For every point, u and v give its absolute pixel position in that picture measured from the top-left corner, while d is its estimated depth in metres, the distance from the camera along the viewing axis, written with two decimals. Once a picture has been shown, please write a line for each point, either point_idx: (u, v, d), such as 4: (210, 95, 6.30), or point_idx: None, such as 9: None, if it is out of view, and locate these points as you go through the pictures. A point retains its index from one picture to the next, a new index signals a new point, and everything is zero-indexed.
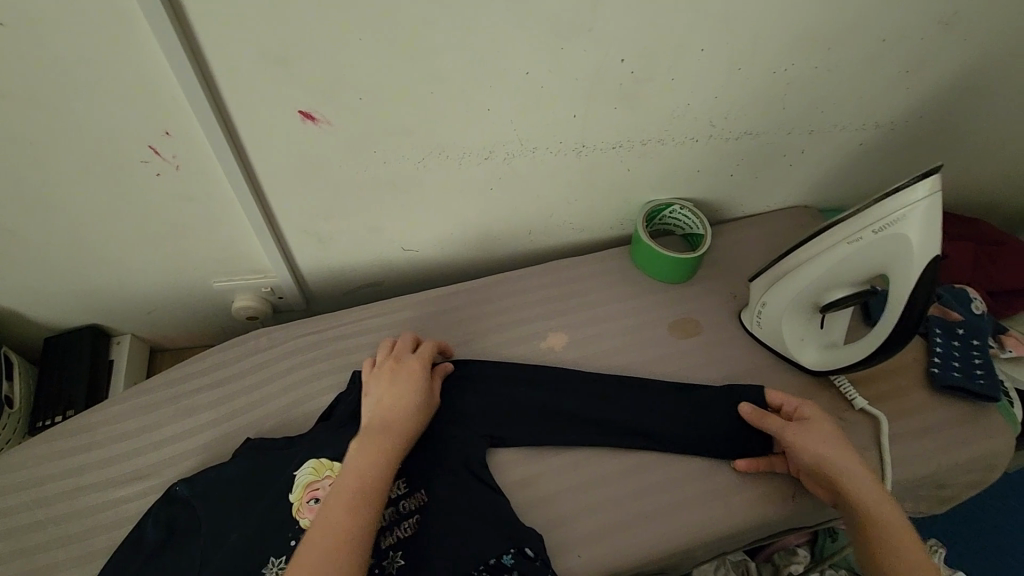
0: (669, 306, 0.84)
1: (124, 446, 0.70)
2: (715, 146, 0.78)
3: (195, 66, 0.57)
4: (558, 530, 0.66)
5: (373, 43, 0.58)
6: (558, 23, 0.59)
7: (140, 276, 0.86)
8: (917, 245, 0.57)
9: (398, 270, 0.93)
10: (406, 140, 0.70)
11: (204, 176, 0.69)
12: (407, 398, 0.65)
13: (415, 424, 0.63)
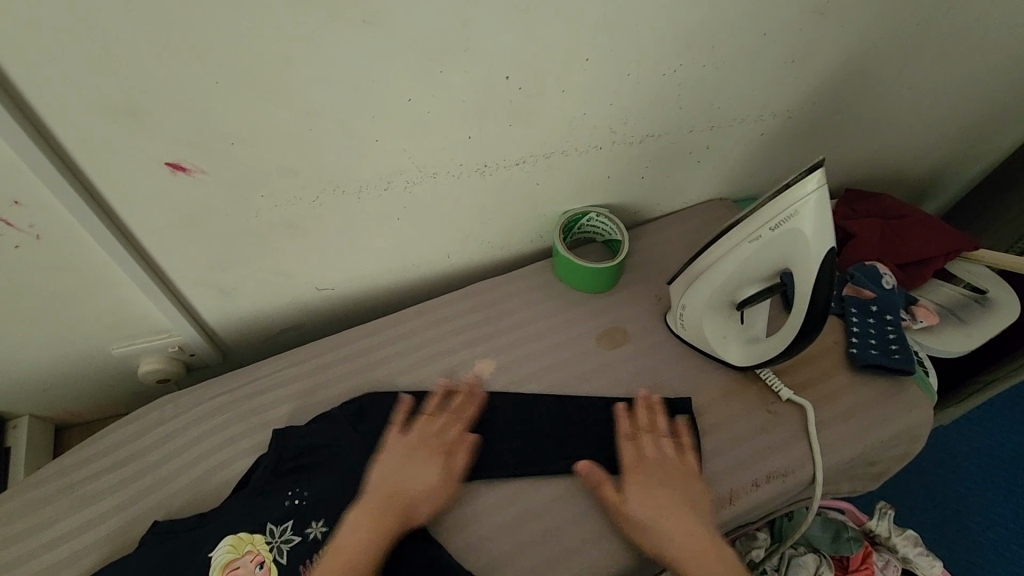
0: (596, 317, 0.82)
1: (15, 548, 0.63)
2: (621, 151, 0.78)
3: (29, 128, 0.51)
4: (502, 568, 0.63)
5: (235, 85, 0.54)
6: (429, 46, 0.56)
7: (25, 353, 0.78)
8: (811, 239, 0.57)
9: (318, 310, 0.89)
10: (294, 180, 0.66)
11: (72, 242, 0.63)
12: (431, 467, 0.66)
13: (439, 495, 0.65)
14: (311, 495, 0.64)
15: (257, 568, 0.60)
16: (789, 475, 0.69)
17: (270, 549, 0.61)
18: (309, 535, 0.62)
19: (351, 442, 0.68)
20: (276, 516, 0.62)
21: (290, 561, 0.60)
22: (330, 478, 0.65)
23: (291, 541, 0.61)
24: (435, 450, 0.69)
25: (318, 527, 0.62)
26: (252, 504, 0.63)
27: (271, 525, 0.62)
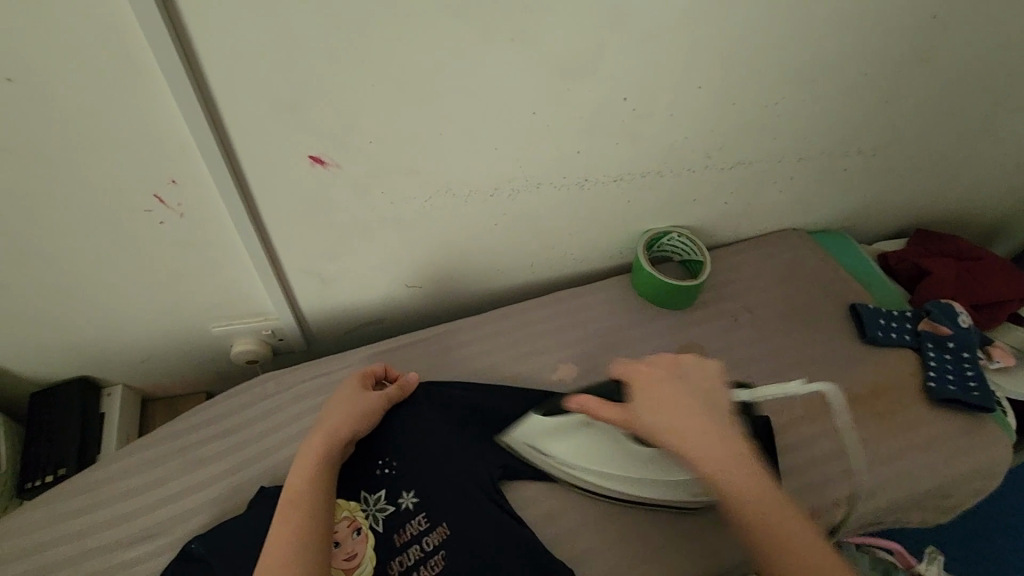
0: (674, 332, 0.85)
1: (130, 503, 0.67)
2: (711, 176, 0.82)
3: (208, 115, 0.57)
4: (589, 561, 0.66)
5: (390, 88, 0.59)
6: (564, 64, 0.61)
7: (135, 325, 0.84)
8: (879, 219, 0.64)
9: (403, 307, 0.93)
10: (414, 180, 0.70)
11: (210, 222, 0.68)
12: (334, 401, 0.69)
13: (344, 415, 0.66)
14: (400, 465, 0.69)
15: (354, 534, 0.64)
16: (866, 499, 0.71)
17: (366, 516, 0.66)
18: (402, 506, 0.66)
19: (438, 422, 0.72)
20: (369, 485, 0.67)
21: (385, 529, 0.65)
22: (417, 454, 0.69)
23: (384, 510, 0.66)
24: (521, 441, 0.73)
25: (409, 497, 0.67)
26: (349, 473, 0.68)
27: (365, 493, 0.67)
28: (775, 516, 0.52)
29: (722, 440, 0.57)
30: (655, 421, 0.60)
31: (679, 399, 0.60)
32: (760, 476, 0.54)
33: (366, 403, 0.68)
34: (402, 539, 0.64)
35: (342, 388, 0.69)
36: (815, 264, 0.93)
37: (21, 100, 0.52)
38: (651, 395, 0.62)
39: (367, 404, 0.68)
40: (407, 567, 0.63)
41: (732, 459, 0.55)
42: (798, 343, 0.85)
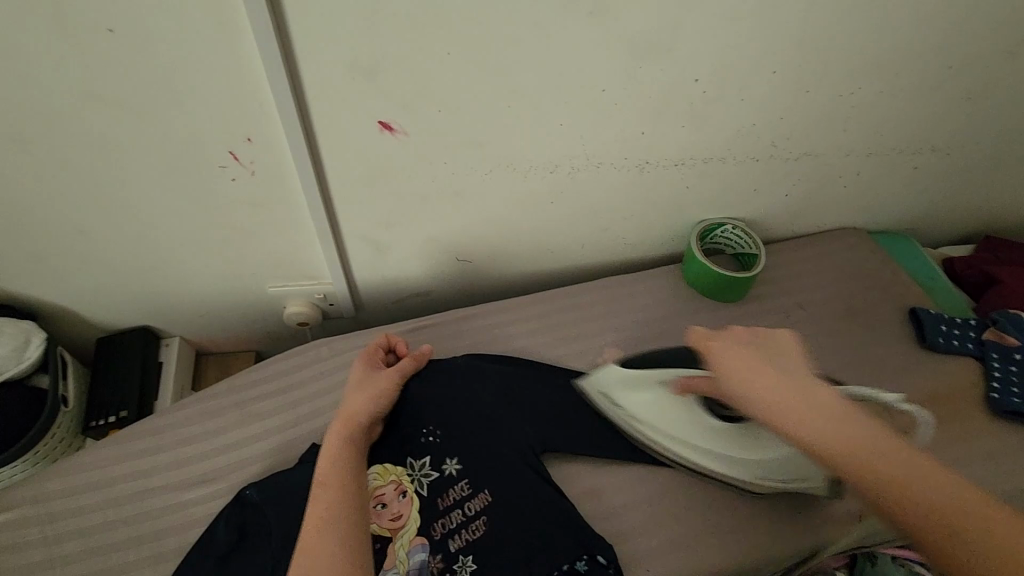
0: (724, 325, 0.84)
1: (189, 448, 0.70)
2: (775, 167, 0.80)
3: (289, 77, 0.58)
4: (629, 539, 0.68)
5: (466, 56, 0.59)
6: (640, 42, 0.61)
7: (197, 280, 0.87)
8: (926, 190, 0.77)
9: (451, 282, 0.94)
10: (477, 152, 0.71)
11: (279, 182, 0.70)
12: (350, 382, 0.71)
13: (355, 397, 0.67)
14: (445, 432, 0.70)
15: (400, 497, 0.66)
16: None
17: (411, 480, 0.67)
18: (446, 473, 0.68)
19: (483, 396, 0.73)
20: (414, 450, 0.69)
21: (429, 494, 0.67)
22: (462, 424, 0.70)
23: (429, 475, 0.68)
24: (566, 419, 0.74)
25: (452, 464, 0.68)
26: (395, 437, 0.70)
27: (410, 458, 0.68)
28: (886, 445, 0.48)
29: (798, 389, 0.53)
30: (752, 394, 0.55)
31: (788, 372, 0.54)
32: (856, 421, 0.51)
33: (378, 384, 0.69)
34: (446, 504, 0.66)
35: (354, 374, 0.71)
36: (875, 265, 0.91)
37: (119, 52, 0.55)
38: (749, 363, 0.56)
39: (376, 382, 0.69)
40: (448, 531, 0.65)
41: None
42: (853, 343, 0.83)
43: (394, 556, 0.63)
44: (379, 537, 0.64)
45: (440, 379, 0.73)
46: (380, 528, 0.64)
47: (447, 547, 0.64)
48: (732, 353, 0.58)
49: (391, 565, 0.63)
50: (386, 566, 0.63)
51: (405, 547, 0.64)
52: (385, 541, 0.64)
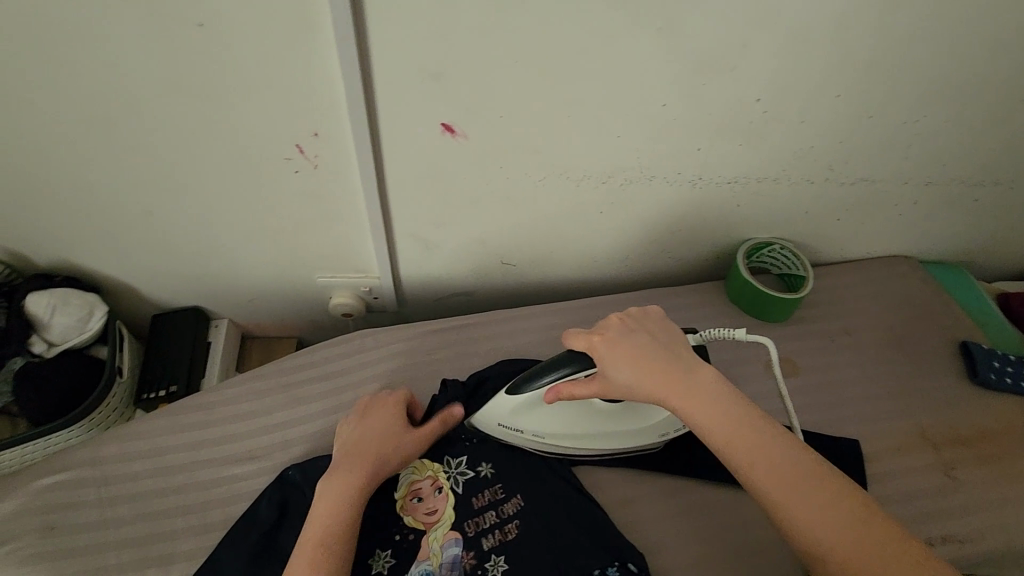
0: (767, 345, 0.83)
1: (237, 426, 0.73)
2: (830, 190, 0.79)
3: (362, 76, 0.60)
4: (662, 552, 0.68)
5: (533, 64, 0.61)
6: (707, 59, 0.61)
7: (250, 265, 0.90)
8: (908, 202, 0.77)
9: (494, 284, 0.95)
10: (533, 158, 0.72)
11: (340, 176, 0.73)
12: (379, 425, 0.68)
13: (380, 449, 0.65)
14: (481, 436, 0.72)
15: (436, 493, 0.68)
16: (961, 542, 0.68)
17: (447, 477, 0.69)
18: (480, 473, 0.69)
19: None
20: (452, 450, 0.71)
21: (463, 491, 0.68)
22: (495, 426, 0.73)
23: (464, 473, 0.69)
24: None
25: (488, 466, 0.70)
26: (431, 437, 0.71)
27: (447, 457, 0.70)
28: (775, 469, 0.50)
29: (732, 416, 0.53)
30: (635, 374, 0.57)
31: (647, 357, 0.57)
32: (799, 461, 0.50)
33: (402, 444, 0.67)
34: (481, 503, 0.67)
35: (382, 418, 0.69)
36: (925, 295, 0.89)
37: (206, 45, 0.58)
38: (639, 353, 0.57)
39: (402, 438, 0.67)
40: (481, 529, 0.66)
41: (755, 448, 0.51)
42: (899, 373, 0.81)
43: (427, 548, 0.64)
44: (413, 529, 0.66)
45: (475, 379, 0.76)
46: (415, 521, 0.66)
47: (479, 545, 0.65)
48: (623, 359, 0.57)
49: (424, 557, 0.64)
50: (418, 557, 0.64)
51: (437, 540, 0.65)
52: (419, 533, 0.65)
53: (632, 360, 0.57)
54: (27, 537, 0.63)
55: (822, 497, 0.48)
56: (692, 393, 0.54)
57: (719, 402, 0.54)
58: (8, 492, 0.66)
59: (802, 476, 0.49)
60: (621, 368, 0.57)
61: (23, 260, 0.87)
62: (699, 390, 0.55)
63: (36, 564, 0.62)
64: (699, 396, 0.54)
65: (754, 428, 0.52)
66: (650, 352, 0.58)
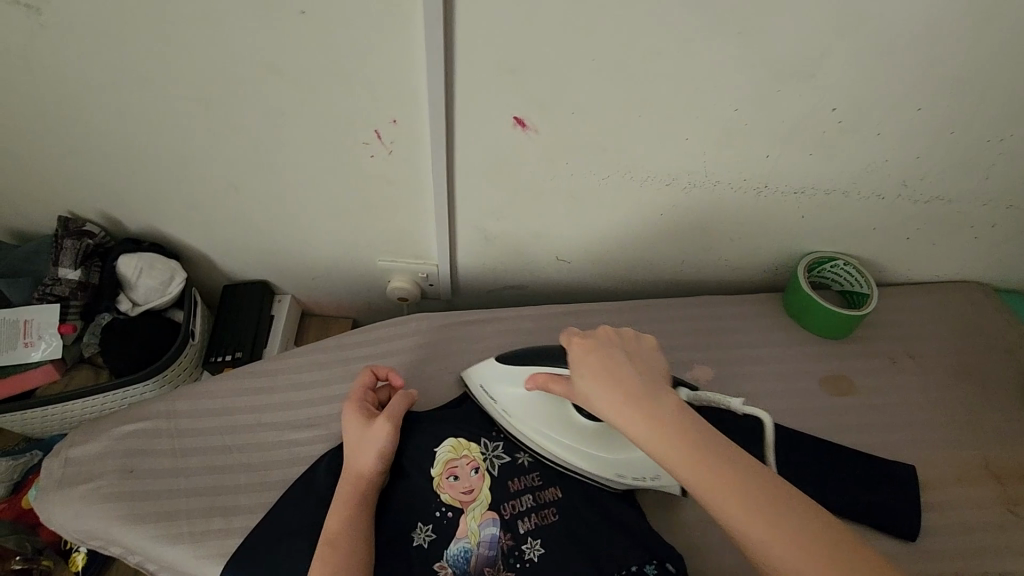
0: (823, 361, 0.82)
1: (297, 393, 0.77)
2: (901, 208, 0.77)
3: (446, 68, 0.63)
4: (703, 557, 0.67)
5: (612, 63, 0.62)
6: (787, 66, 0.61)
7: (317, 244, 0.95)
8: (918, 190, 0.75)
9: (546, 279, 0.97)
10: (600, 157, 0.74)
11: (413, 163, 0.76)
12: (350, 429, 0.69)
13: (362, 452, 0.66)
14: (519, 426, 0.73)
15: (472, 472, 0.69)
16: None
17: (484, 458, 0.70)
18: (517, 459, 0.71)
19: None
20: (489, 434, 0.72)
21: (500, 474, 0.69)
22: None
23: (501, 457, 0.70)
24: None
25: (524, 453, 0.71)
26: (471, 421, 0.73)
27: (485, 439, 0.71)
28: (720, 486, 0.44)
29: (682, 439, 0.47)
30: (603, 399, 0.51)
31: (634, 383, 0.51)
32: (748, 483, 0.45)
33: (375, 434, 0.67)
34: (518, 488, 0.68)
35: (350, 420, 0.69)
36: (997, 323, 0.85)
37: (307, 32, 0.62)
38: (610, 373, 0.52)
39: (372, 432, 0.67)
40: (518, 512, 0.67)
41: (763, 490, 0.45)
42: (965, 401, 0.78)
43: (466, 526, 0.66)
44: (451, 507, 0.67)
45: None
46: (452, 498, 0.67)
47: (516, 527, 0.66)
48: (599, 383, 0.52)
49: (462, 534, 0.65)
50: (456, 534, 0.65)
51: (476, 519, 0.66)
52: (457, 512, 0.66)
53: (603, 381, 0.52)
54: (109, 476, 0.69)
55: (757, 513, 0.43)
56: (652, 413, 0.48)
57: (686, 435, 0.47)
58: (95, 434, 0.71)
59: (761, 515, 0.43)
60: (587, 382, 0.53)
61: (117, 226, 0.94)
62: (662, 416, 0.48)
63: (115, 501, 0.67)
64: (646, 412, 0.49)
65: (702, 451, 0.46)
66: (612, 372, 0.52)
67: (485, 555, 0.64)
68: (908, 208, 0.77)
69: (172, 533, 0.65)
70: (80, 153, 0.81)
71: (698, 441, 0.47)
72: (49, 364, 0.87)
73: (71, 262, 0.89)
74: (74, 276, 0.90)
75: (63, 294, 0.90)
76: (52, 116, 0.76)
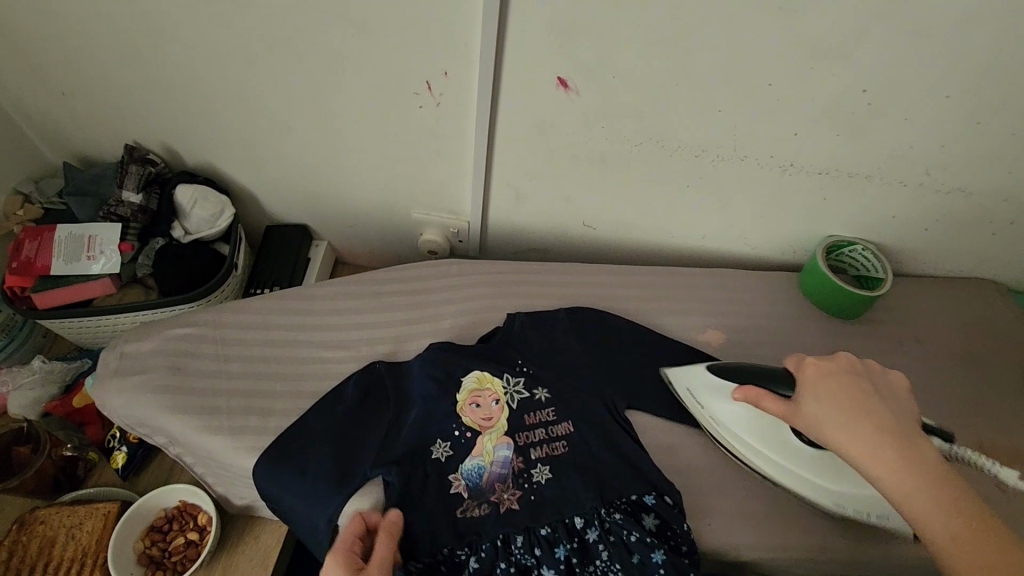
0: (831, 338, 0.85)
1: (332, 319, 0.83)
2: (921, 197, 0.80)
3: (500, 24, 0.68)
4: (698, 497, 0.72)
5: (656, 29, 0.66)
6: (820, 45, 0.65)
7: (359, 192, 1.01)
8: (940, 180, 0.78)
9: (573, 243, 1.01)
10: (635, 123, 0.78)
11: (458, 114, 0.81)
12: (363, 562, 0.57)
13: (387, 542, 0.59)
14: (540, 368, 0.77)
15: (493, 403, 0.74)
16: None
17: (505, 392, 0.74)
18: (536, 395, 0.75)
19: (566, 342, 0.80)
20: (512, 370, 0.76)
21: (518, 407, 0.74)
22: (552, 361, 0.78)
23: (521, 393, 0.75)
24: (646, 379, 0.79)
25: (543, 392, 0.75)
26: (493, 358, 0.78)
27: (508, 375, 0.76)
28: (914, 479, 0.49)
29: (902, 466, 0.50)
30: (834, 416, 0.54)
31: (862, 423, 0.53)
32: (932, 479, 0.49)
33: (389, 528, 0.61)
34: (536, 419, 0.73)
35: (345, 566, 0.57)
36: (1006, 320, 0.88)
37: None
38: (821, 385, 0.57)
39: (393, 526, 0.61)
40: (531, 441, 0.72)
41: (900, 484, 0.49)
42: (965, 388, 0.81)
43: (481, 446, 0.71)
44: (470, 428, 0.72)
45: (542, 314, 0.83)
46: (472, 421, 0.72)
47: (528, 453, 0.71)
48: (835, 401, 0.55)
49: (477, 453, 0.70)
50: (473, 452, 0.70)
51: (491, 441, 0.71)
52: (475, 433, 0.72)
53: (836, 398, 0.55)
54: (158, 372, 0.75)
55: (938, 509, 0.48)
56: (874, 418, 0.53)
57: (887, 442, 0.51)
58: (147, 336, 0.78)
59: (975, 532, 0.46)
60: (822, 404, 0.56)
61: (176, 157, 1.01)
62: (889, 433, 0.52)
63: (162, 394, 0.73)
64: (851, 406, 0.54)
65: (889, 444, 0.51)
66: (832, 387, 0.56)
67: (496, 473, 0.70)
68: (928, 198, 0.80)
69: (213, 427, 0.72)
70: (152, 84, 0.88)
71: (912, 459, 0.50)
72: (107, 278, 0.94)
73: (135, 186, 0.97)
74: (135, 200, 0.98)
75: (124, 215, 0.97)
76: (131, 46, 0.82)
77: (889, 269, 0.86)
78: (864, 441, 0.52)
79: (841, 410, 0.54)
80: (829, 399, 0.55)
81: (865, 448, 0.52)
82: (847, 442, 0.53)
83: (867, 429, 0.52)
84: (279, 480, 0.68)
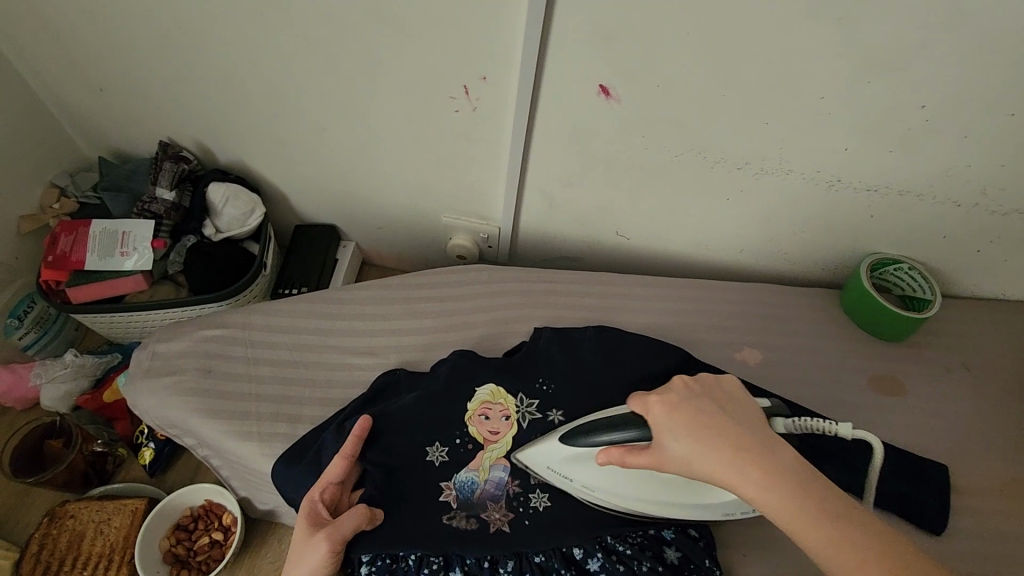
0: (872, 360, 0.82)
1: (361, 325, 0.82)
2: (976, 217, 0.77)
3: (544, 31, 0.66)
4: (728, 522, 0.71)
5: (706, 37, 0.64)
6: (878, 58, 0.62)
7: (390, 195, 1.00)
8: (997, 201, 0.74)
9: (605, 252, 0.99)
10: (676, 133, 0.75)
11: (495, 119, 0.80)
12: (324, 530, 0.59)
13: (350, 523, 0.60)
14: (560, 387, 0.74)
15: (502, 419, 0.72)
16: None
17: (517, 410, 0.73)
18: (550, 418, 0.73)
19: (591, 361, 0.76)
20: (528, 390, 0.74)
21: (529, 428, 0.72)
22: (575, 381, 0.75)
23: (534, 414, 0.73)
24: None
25: (558, 415, 0.73)
26: (510, 374, 0.75)
27: (522, 394, 0.73)
28: (779, 498, 0.49)
29: (775, 489, 0.49)
30: (682, 442, 0.53)
31: (691, 426, 0.53)
32: (765, 473, 0.50)
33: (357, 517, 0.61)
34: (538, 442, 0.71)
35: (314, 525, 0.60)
36: None
37: None
38: (693, 423, 0.53)
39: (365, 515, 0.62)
40: None
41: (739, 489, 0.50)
42: (1013, 418, 0.78)
43: (479, 461, 0.71)
44: (473, 439, 0.72)
45: (568, 329, 0.81)
46: (477, 433, 0.72)
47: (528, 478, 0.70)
48: (669, 422, 0.54)
49: (474, 467, 0.70)
50: (469, 465, 0.70)
51: (490, 459, 0.71)
52: (476, 445, 0.71)
53: (686, 430, 0.53)
54: (189, 372, 0.75)
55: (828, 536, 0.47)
56: (717, 430, 0.52)
57: (720, 447, 0.51)
58: (179, 336, 0.78)
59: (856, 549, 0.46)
60: (678, 441, 0.53)
61: (209, 155, 1.01)
62: (745, 454, 0.51)
63: (191, 395, 0.73)
64: (697, 428, 0.53)
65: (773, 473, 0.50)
66: (693, 418, 0.54)
67: (490, 491, 0.69)
68: (983, 220, 0.77)
69: (243, 431, 0.72)
70: (189, 82, 0.88)
71: (789, 481, 0.49)
72: (140, 274, 0.95)
73: (168, 183, 0.98)
74: (168, 197, 0.98)
75: (158, 212, 0.98)
76: (170, 44, 0.82)
77: (938, 290, 0.83)
78: (696, 453, 0.52)
79: (663, 417, 0.55)
80: (672, 419, 0.54)
81: (715, 462, 0.51)
82: (692, 462, 0.52)
83: (690, 436, 0.53)
84: (295, 484, 0.68)
